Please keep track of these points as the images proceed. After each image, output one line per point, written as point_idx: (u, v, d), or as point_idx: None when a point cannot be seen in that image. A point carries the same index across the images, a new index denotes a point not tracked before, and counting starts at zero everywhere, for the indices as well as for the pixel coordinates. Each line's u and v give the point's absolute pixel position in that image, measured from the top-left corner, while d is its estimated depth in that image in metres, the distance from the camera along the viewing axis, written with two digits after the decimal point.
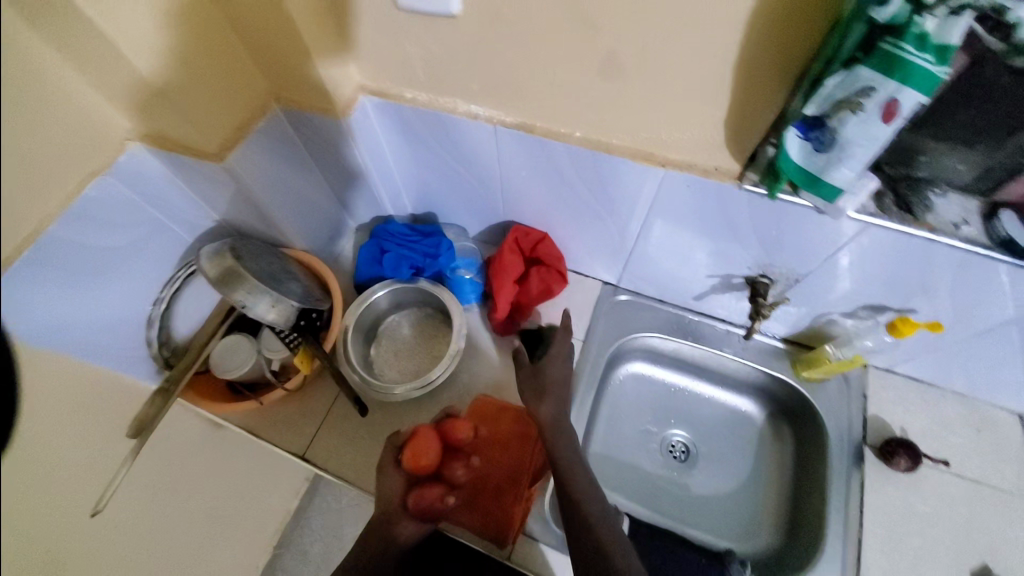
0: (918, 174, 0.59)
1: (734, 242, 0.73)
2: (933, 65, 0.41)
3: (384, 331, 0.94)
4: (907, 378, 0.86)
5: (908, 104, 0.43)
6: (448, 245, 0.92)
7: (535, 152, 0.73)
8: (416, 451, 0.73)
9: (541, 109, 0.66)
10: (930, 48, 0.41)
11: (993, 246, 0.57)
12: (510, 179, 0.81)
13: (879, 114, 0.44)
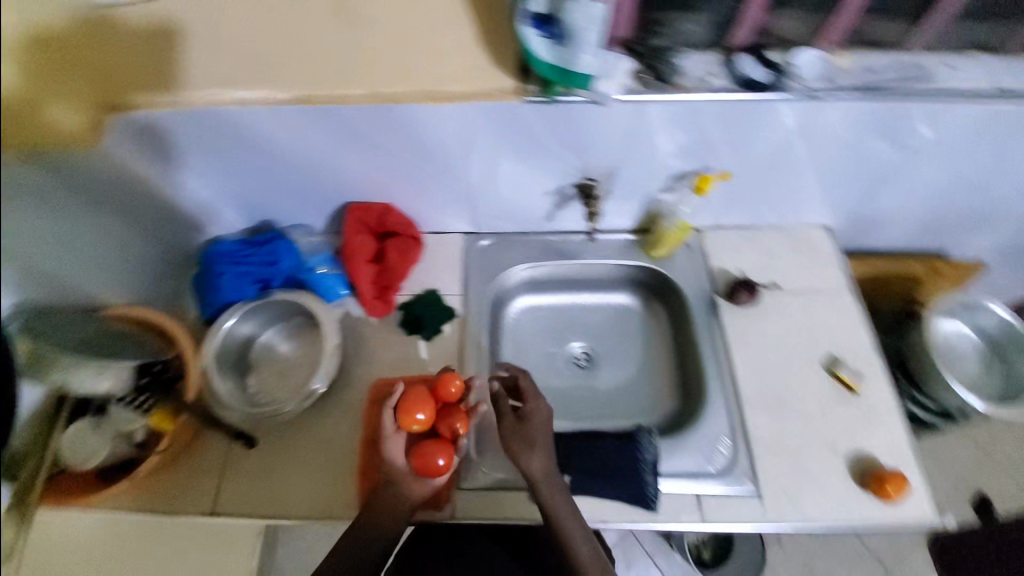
0: (664, 43, 0.68)
1: (549, 154, 0.78)
2: None
3: (257, 358, 0.86)
4: (736, 228, 0.99)
5: None
6: (286, 245, 0.86)
7: (330, 123, 0.72)
8: (409, 414, 0.73)
9: (315, 81, 0.70)
10: None
11: (737, 86, 0.67)
12: (320, 158, 0.79)
13: None
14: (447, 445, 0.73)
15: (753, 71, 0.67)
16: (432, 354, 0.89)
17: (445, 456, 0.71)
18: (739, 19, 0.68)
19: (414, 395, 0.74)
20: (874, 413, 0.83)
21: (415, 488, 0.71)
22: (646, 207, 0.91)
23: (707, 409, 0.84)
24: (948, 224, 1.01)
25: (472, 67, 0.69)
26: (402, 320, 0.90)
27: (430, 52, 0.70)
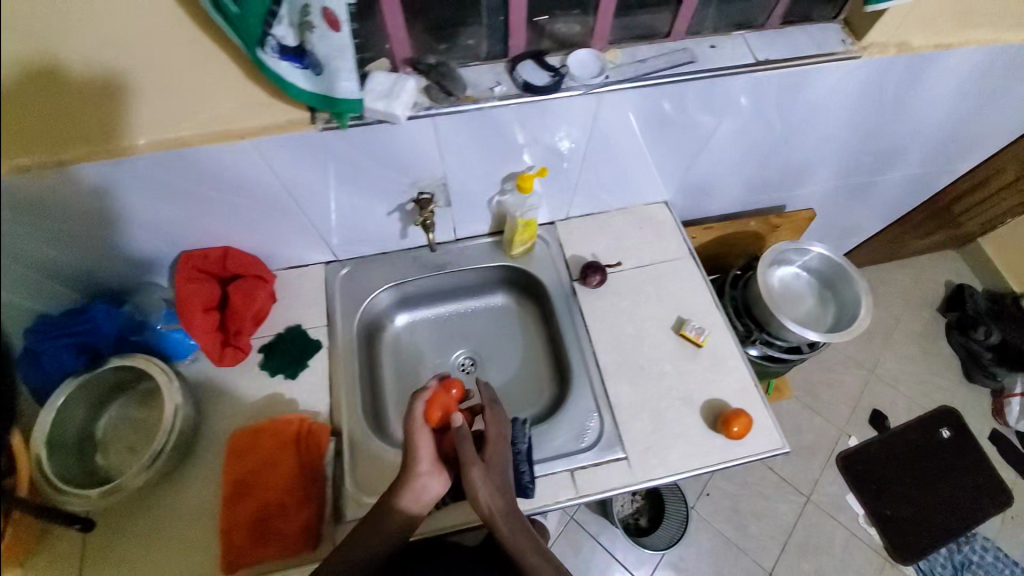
0: (448, 58, 0.69)
1: (373, 177, 0.79)
2: None
3: (101, 430, 0.84)
4: (585, 215, 1.06)
5: (338, 9, 0.51)
6: (105, 309, 0.81)
7: (127, 175, 0.70)
8: (438, 407, 0.74)
9: (98, 140, 0.65)
10: None
11: (523, 92, 0.70)
12: (130, 212, 0.76)
13: (326, 23, 0.52)
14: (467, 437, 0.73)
15: (534, 78, 0.70)
16: (302, 389, 0.87)
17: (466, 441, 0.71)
18: (512, 29, 0.68)
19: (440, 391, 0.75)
20: (722, 364, 0.91)
21: (428, 487, 0.70)
22: (493, 211, 0.96)
23: (574, 391, 0.89)
24: (772, 182, 1.12)
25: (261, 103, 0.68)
26: (264, 362, 0.88)
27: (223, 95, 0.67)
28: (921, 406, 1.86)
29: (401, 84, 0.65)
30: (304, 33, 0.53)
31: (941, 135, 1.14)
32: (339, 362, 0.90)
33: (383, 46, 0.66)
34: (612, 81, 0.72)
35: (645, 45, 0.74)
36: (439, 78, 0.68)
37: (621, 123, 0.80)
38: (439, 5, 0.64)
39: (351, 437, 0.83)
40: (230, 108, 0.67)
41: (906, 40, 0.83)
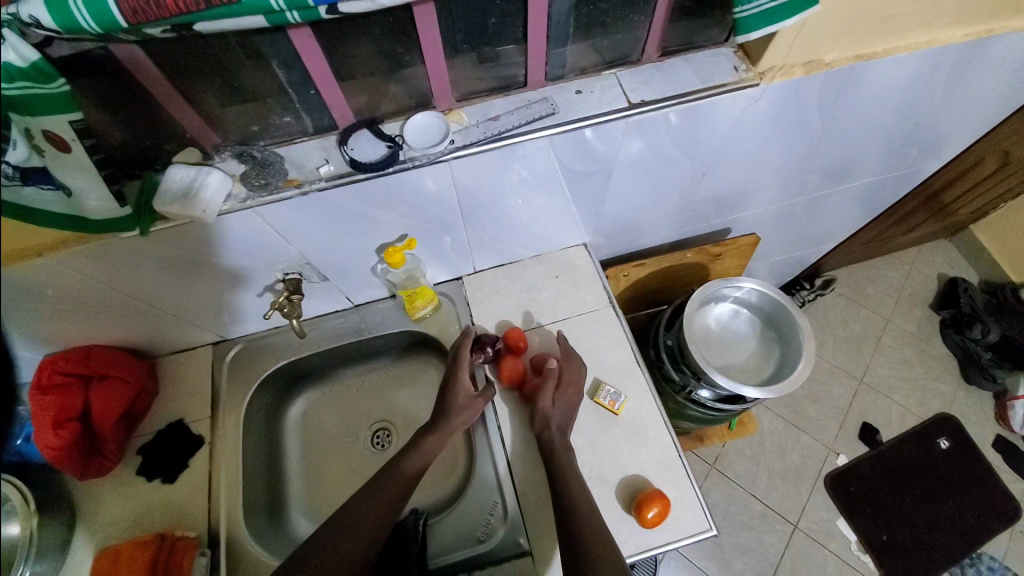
0: (269, 143, 0.62)
1: (221, 266, 0.72)
2: (38, 88, 0.43)
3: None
4: (494, 268, 0.97)
5: (61, 126, 0.46)
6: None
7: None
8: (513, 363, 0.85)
9: None
10: (21, 75, 0.42)
11: (352, 170, 0.61)
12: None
13: (56, 145, 0.47)
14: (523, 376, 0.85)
15: (365, 153, 0.62)
16: (182, 492, 0.81)
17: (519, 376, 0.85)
18: (329, 103, 0.60)
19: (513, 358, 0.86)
20: (641, 434, 0.82)
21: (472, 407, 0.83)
22: (383, 278, 0.88)
23: (479, 475, 0.83)
24: (704, 211, 1.01)
25: (103, 294, 0.72)
26: (140, 465, 0.83)
27: (60, 275, 0.65)
28: (918, 415, 1.72)
29: (203, 178, 0.57)
30: (40, 157, 0.47)
31: (894, 144, 1.02)
32: (221, 462, 0.83)
33: (184, 137, 0.58)
34: (458, 146, 0.63)
35: (499, 99, 0.67)
36: (254, 165, 0.60)
37: (490, 181, 0.71)
38: (235, 89, 0.56)
39: (228, 539, 0.78)
40: (71, 273, 0.65)
41: (818, 57, 0.71)
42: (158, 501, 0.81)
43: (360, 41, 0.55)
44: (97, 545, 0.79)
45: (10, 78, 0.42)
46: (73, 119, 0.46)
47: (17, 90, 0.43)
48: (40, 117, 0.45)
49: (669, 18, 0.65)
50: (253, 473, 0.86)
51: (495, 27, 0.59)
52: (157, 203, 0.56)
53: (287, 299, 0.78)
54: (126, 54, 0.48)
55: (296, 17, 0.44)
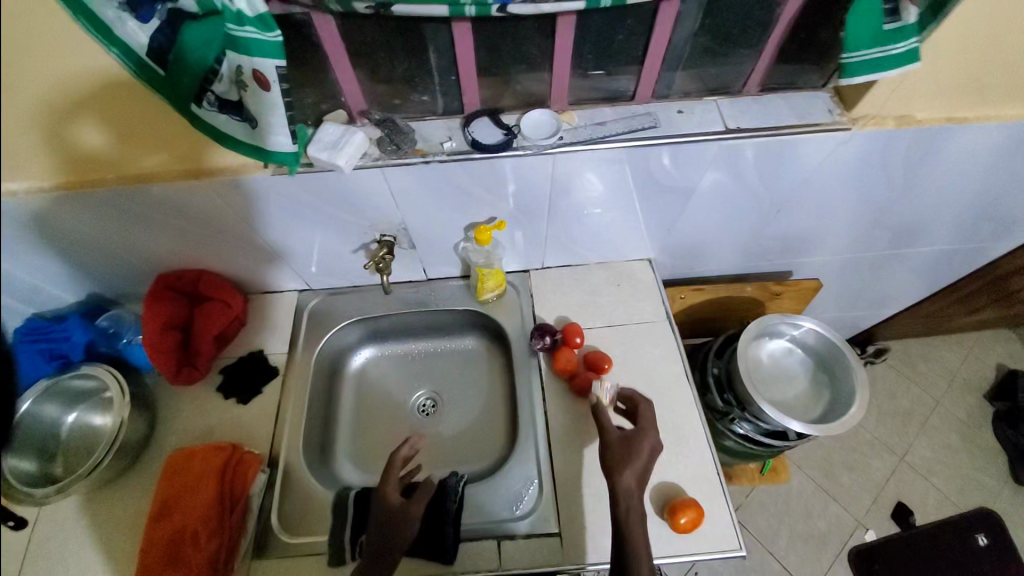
0: (405, 116, 0.71)
1: (332, 217, 0.82)
2: (258, 34, 0.52)
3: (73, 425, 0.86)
4: (560, 267, 1.03)
5: (266, 68, 0.54)
6: (78, 321, 0.88)
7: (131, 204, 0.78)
8: (568, 355, 0.91)
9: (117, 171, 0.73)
10: (250, 22, 0.51)
11: (471, 149, 0.70)
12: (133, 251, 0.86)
13: (256, 82, 0.55)
14: (573, 370, 0.90)
15: (484, 136, 0.70)
16: (253, 415, 0.89)
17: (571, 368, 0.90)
18: (464, 89, 0.69)
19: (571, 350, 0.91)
20: (681, 445, 0.85)
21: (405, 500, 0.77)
22: (461, 256, 0.96)
23: (517, 452, 0.87)
24: (770, 249, 1.05)
25: (227, 225, 0.83)
26: (219, 384, 0.92)
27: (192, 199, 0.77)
28: (958, 505, 1.63)
29: (349, 136, 0.67)
30: (239, 91, 0.56)
31: (972, 214, 1.02)
32: (289, 394, 0.92)
33: (340, 98, 0.68)
34: (566, 142, 0.71)
35: (607, 107, 0.73)
36: (389, 132, 0.70)
37: (583, 181, 0.78)
38: (393, 64, 0.65)
39: (286, 467, 0.85)
40: (199, 199, 0.77)
41: (909, 113, 0.75)
42: (230, 420, 0.89)
43: (504, 39, 0.64)
44: (170, 449, 0.87)
45: (241, 23, 0.51)
46: (278, 66, 0.54)
47: (241, 33, 0.52)
48: (254, 59, 0.53)
49: (774, 58, 0.71)
50: (313, 413, 0.94)
51: (620, 44, 0.67)
52: (308, 149, 0.66)
53: (381, 257, 0.87)
54: (323, 22, 0.58)
55: (472, 11, 0.53)
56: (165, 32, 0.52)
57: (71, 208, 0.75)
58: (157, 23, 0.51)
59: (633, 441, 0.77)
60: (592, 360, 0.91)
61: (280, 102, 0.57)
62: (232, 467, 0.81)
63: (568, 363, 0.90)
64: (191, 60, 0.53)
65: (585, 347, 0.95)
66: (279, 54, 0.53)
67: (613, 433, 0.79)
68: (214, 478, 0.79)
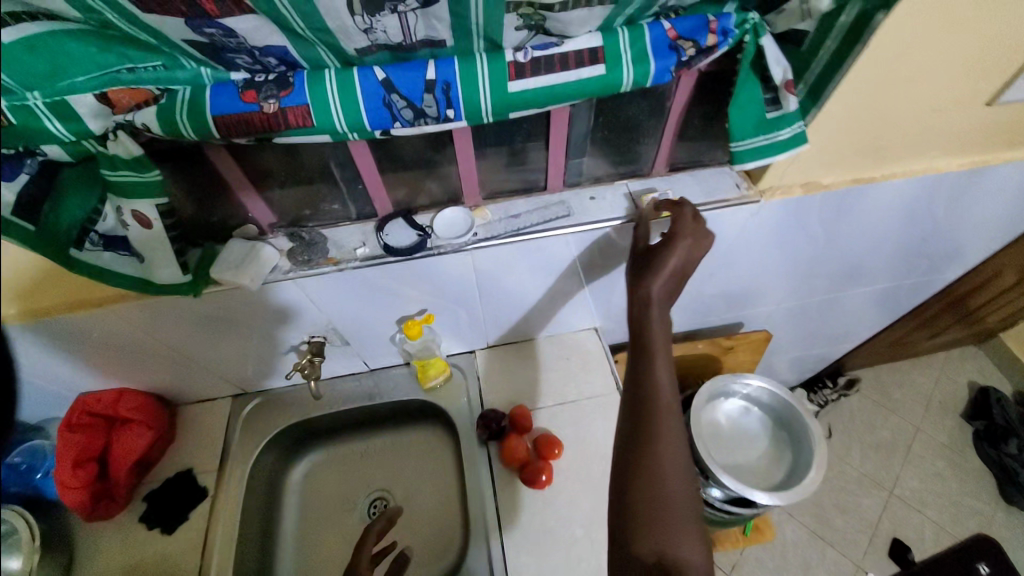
0: (316, 224, 0.70)
1: (255, 327, 0.79)
2: (135, 174, 0.51)
3: None
4: (506, 346, 1.01)
5: (147, 210, 0.54)
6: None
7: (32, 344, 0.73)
8: (515, 443, 0.86)
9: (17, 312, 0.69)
10: (126, 163, 0.50)
11: (385, 254, 0.69)
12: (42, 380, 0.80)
13: (137, 221, 0.55)
14: (523, 458, 0.85)
15: (398, 239, 0.69)
16: (179, 545, 0.82)
17: (520, 457, 0.85)
18: (371, 195, 0.69)
19: (518, 437, 0.87)
20: None
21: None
22: (399, 347, 0.92)
23: (469, 559, 0.80)
24: (714, 305, 1.04)
25: (144, 345, 0.79)
26: (144, 512, 0.85)
27: (106, 326, 0.73)
28: (953, 536, 1.58)
29: (255, 252, 0.65)
30: (123, 228, 0.56)
31: (903, 253, 1.05)
32: (220, 514, 0.85)
33: (246, 214, 0.67)
34: (480, 238, 0.71)
35: (521, 200, 0.74)
36: (300, 244, 0.68)
37: (507, 270, 0.77)
38: (294, 176, 0.65)
39: None
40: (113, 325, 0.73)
41: (815, 180, 0.78)
42: (153, 554, 0.81)
43: (405, 146, 0.65)
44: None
45: (116, 165, 0.50)
46: (157, 204, 0.54)
47: (117, 174, 0.51)
48: (134, 200, 0.53)
49: (676, 138, 0.73)
50: (249, 532, 0.87)
51: (521, 143, 0.69)
52: (213, 270, 0.63)
53: (309, 361, 0.83)
54: (213, 152, 0.59)
55: (355, 136, 0.51)
56: (34, 186, 0.50)
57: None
58: (24, 178, 0.49)
59: (662, 245, 0.65)
60: (541, 446, 0.86)
61: (168, 236, 0.56)
62: None
63: (516, 452, 0.85)
64: (68, 208, 0.51)
65: (534, 430, 0.91)
66: (158, 194, 0.53)
67: (642, 244, 0.69)
68: None
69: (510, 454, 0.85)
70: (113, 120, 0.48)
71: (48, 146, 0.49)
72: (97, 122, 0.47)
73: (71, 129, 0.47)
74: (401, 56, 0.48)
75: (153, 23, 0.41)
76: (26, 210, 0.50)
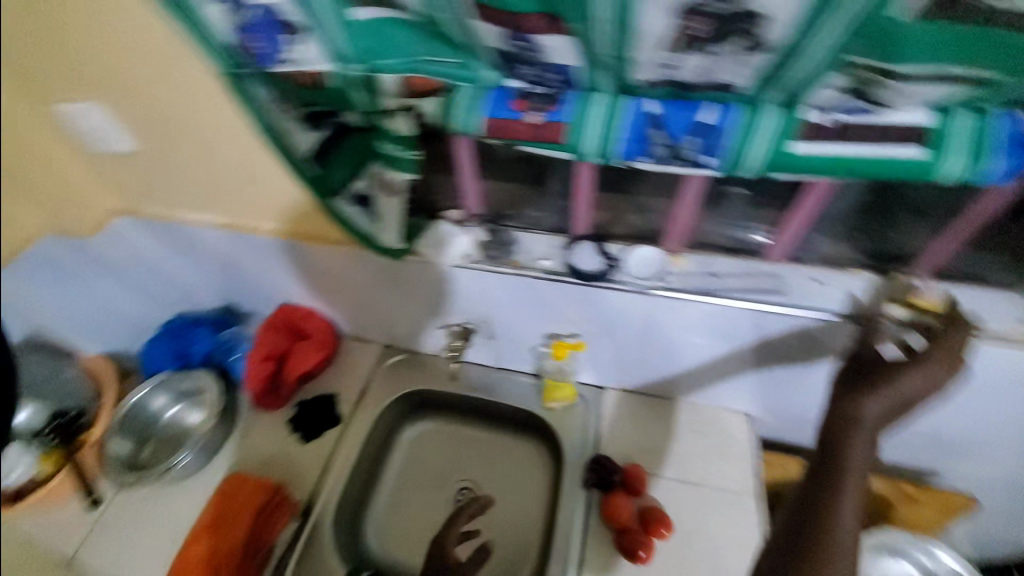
0: (512, 223, 0.73)
1: (428, 297, 0.86)
2: (403, 151, 0.57)
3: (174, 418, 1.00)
4: (641, 396, 0.94)
5: (400, 178, 0.60)
6: (205, 334, 1.02)
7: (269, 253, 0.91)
8: (621, 501, 0.80)
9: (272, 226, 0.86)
10: (401, 140, 0.57)
11: (568, 272, 0.69)
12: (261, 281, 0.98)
13: (386, 186, 0.62)
14: (626, 523, 0.79)
15: (584, 261, 0.69)
16: (307, 457, 0.94)
17: (623, 519, 0.79)
18: (574, 212, 0.69)
19: (626, 496, 0.81)
20: None
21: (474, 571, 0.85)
22: (537, 359, 0.93)
23: None
24: (919, 449, 0.83)
25: (337, 282, 0.91)
26: (292, 416, 0.99)
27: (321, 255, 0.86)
28: None
29: (455, 239, 0.72)
30: (373, 190, 0.63)
31: None
32: (343, 445, 0.95)
33: (457, 198, 0.72)
34: (669, 286, 0.67)
35: (732, 258, 0.68)
36: (494, 238, 0.72)
37: (681, 327, 0.71)
38: (514, 174, 0.69)
39: (317, 517, 0.87)
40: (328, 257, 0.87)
41: None
42: (287, 455, 0.94)
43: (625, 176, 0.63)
44: (222, 474, 0.92)
45: (392, 140, 0.57)
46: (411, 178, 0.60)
47: (389, 147, 0.57)
48: (395, 171, 0.59)
49: (960, 245, 0.60)
50: (358, 471, 0.95)
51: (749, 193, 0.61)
52: (417, 243, 0.72)
53: (458, 345, 0.88)
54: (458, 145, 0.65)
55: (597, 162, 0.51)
56: (326, 141, 0.59)
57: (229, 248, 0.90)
58: (322, 133, 0.59)
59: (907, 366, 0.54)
60: (649, 518, 0.78)
61: (405, 207, 0.64)
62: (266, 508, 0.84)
63: (620, 512, 0.79)
64: (342, 165, 0.60)
65: (647, 497, 0.83)
66: (415, 169, 0.60)
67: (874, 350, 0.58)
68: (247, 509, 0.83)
69: (613, 511, 0.80)
70: (405, 103, 0.54)
71: (349, 114, 0.56)
72: (394, 101, 0.54)
73: (372, 101, 0.53)
74: (680, 94, 0.46)
75: (475, 29, 0.44)
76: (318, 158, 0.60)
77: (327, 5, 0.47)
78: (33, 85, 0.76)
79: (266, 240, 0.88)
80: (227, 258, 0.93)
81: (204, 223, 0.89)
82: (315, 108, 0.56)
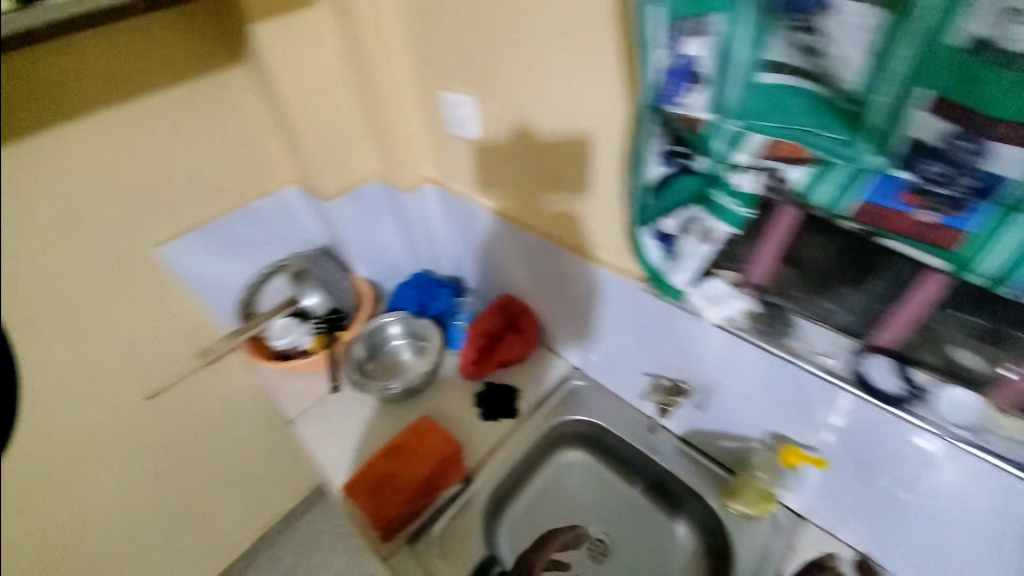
0: (792, 305, 0.67)
1: (660, 343, 0.89)
2: (738, 206, 0.62)
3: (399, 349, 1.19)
4: (850, 547, 0.84)
5: (721, 229, 0.65)
6: (446, 294, 1.23)
7: (526, 248, 1.03)
8: None
9: (541, 224, 0.98)
10: (742, 197, 0.61)
11: (852, 380, 0.67)
12: (507, 264, 1.12)
13: (700, 235, 0.68)
14: None
15: (878, 377, 0.64)
16: (482, 434, 1.02)
17: None
18: (887, 321, 0.59)
19: None
20: None
21: None
22: (762, 446, 0.86)
23: None
24: None
25: (574, 291, 0.99)
26: (481, 393, 1.09)
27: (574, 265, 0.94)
28: None
29: (731, 300, 0.73)
30: (681, 232, 0.69)
31: None
32: (515, 439, 1.01)
33: (743, 262, 0.68)
34: (981, 445, 0.61)
35: None
36: (771, 315, 0.70)
37: (958, 497, 0.66)
38: (821, 263, 0.61)
39: (475, 491, 0.94)
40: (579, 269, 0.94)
41: None
42: (466, 425, 1.04)
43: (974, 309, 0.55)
44: (412, 414, 1.07)
45: (733, 192, 0.61)
46: (731, 232, 0.65)
47: (722, 198, 0.63)
48: (719, 221, 0.65)
49: None
50: (518, 469, 1.00)
51: None
52: (687, 292, 0.76)
53: (670, 398, 0.91)
54: (786, 213, 0.59)
55: (980, 283, 0.50)
56: (665, 176, 0.64)
57: (501, 234, 1.07)
58: (666, 168, 0.64)
59: None
60: None
61: (711, 257, 0.69)
62: (440, 461, 0.94)
63: None
64: (670, 202, 0.66)
65: None
66: (740, 225, 0.64)
67: None
68: (427, 454, 0.95)
69: None
70: (763, 166, 0.57)
71: (701, 158, 0.61)
72: (743, 154, 0.57)
73: (732, 155, 0.58)
74: None
75: (913, 118, 0.45)
76: (653, 190, 0.66)
77: (742, 66, 0.51)
78: (427, 76, 0.99)
79: (532, 236, 1.00)
80: (495, 244, 1.11)
81: (487, 209, 1.06)
82: (676, 146, 0.62)
